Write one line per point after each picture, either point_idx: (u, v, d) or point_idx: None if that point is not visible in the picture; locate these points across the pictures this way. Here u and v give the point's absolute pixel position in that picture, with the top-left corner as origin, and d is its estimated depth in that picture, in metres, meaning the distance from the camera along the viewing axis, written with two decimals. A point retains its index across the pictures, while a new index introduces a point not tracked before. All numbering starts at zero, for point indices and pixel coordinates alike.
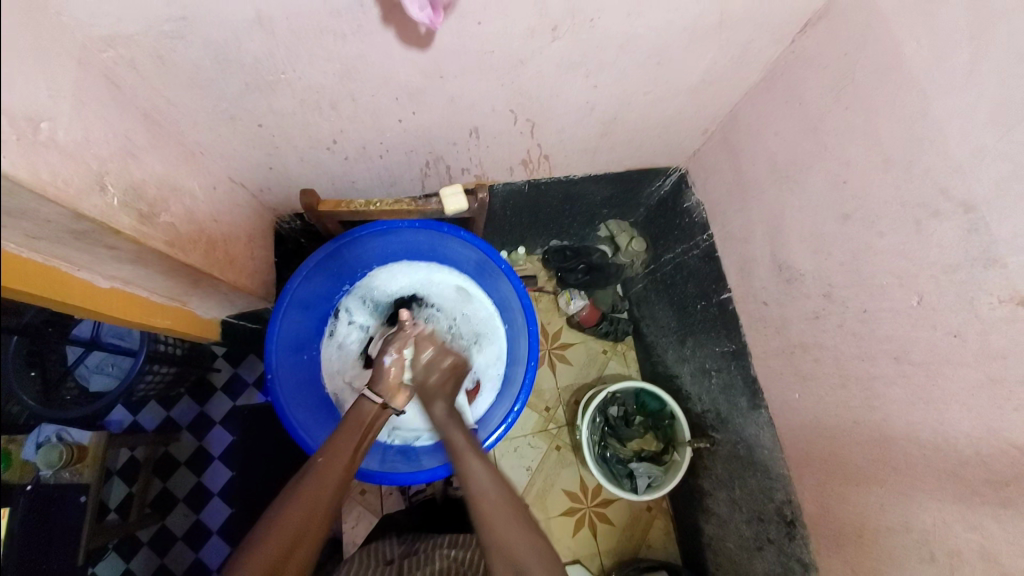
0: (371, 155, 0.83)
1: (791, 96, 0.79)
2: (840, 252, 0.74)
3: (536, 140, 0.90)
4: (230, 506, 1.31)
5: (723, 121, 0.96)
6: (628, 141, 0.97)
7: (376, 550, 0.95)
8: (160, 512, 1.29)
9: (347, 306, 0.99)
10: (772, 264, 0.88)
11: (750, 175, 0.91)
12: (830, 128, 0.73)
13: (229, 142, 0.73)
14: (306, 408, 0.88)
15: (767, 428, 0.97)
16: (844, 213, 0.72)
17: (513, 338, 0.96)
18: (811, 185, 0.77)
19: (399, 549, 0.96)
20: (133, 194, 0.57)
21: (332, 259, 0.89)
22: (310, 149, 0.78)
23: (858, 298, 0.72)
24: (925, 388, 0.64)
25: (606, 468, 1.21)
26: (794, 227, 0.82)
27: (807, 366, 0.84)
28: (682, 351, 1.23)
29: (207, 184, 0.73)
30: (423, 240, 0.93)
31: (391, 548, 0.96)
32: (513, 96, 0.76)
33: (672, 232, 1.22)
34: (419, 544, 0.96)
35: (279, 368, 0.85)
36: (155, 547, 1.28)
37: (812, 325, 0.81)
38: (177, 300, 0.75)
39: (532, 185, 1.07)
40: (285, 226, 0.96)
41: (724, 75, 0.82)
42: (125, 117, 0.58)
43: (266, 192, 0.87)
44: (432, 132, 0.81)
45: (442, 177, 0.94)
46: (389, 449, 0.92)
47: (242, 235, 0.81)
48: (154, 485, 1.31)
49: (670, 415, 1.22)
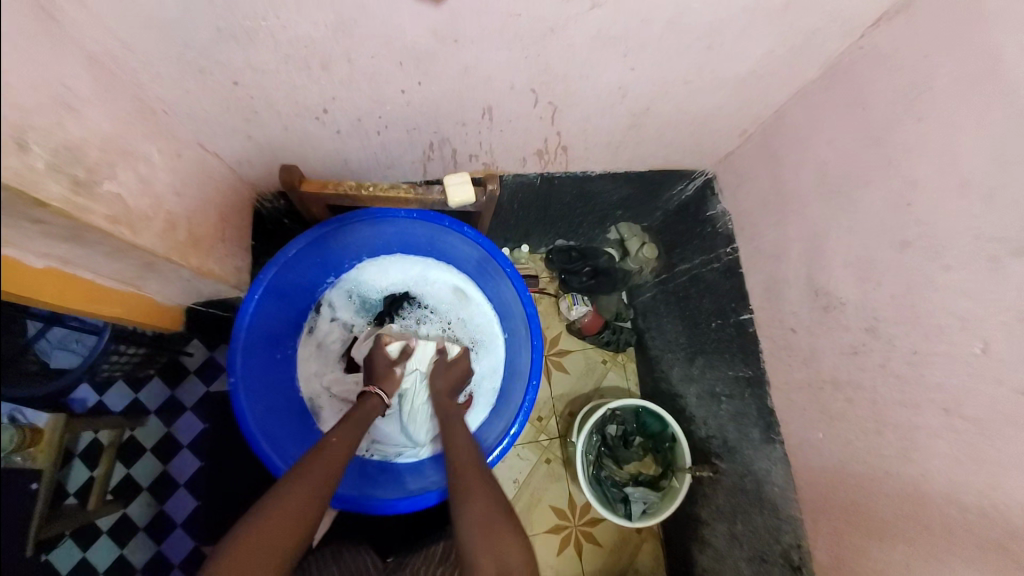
0: (368, 130, 0.72)
1: (854, 100, 0.70)
2: (893, 283, 0.65)
3: (555, 128, 0.79)
4: (195, 500, 1.21)
5: (766, 123, 0.87)
6: (657, 138, 0.88)
7: (357, 561, 0.84)
8: (123, 498, 1.17)
9: (330, 299, 0.90)
10: (808, 288, 0.79)
11: (792, 186, 0.81)
12: (899, 140, 0.64)
13: (199, 102, 0.62)
14: (272, 418, 0.77)
15: (780, 464, 0.89)
16: (905, 241, 0.63)
17: (514, 350, 0.87)
18: (867, 203, 0.68)
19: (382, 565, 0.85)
20: (66, 154, 0.46)
21: (315, 248, 0.78)
22: (295, 118, 0.68)
23: (908, 338, 0.63)
24: (977, 447, 0.56)
25: (600, 490, 1.12)
26: (838, 249, 0.73)
27: (837, 405, 0.76)
28: (690, 369, 1.15)
29: (168, 149, 0.62)
30: (420, 232, 0.83)
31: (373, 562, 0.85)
32: (536, 72, 0.65)
33: (691, 241, 1.12)
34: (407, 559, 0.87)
35: (245, 368, 0.74)
36: (115, 536, 1.16)
37: (848, 360, 0.73)
38: (132, 285, 0.65)
39: (545, 178, 0.97)
40: (266, 205, 0.85)
41: (777, 70, 0.73)
42: (61, 57, 0.47)
43: (245, 164, 0.76)
44: (439, 109, 0.70)
45: (447, 162, 0.83)
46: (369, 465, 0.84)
47: (212, 211, 0.71)
48: (117, 471, 1.18)
49: (671, 438, 1.13)
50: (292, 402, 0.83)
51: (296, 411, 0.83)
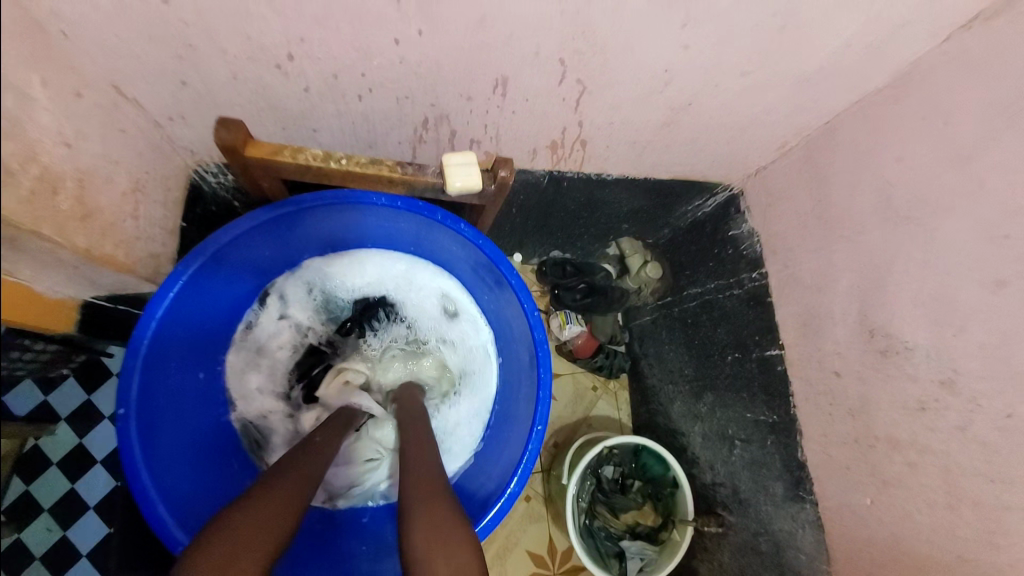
0: (345, 92, 0.56)
1: (932, 111, 0.59)
2: (981, 330, 0.54)
3: (578, 115, 0.66)
4: (109, 530, 0.96)
5: (812, 135, 0.76)
6: (690, 142, 0.75)
7: None
8: (18, 523, 0.91)
9: (283, 290, 0.72)
10: (857, 326, 0.68)
11: (841, 208, 0.70)
12: (997, 158, 0.53)
13: (111, 24, 0.46)
14: (173, 456, 0.59)
15: (809, 528, 0.76)
16: (1003, 280, 0.52)
17: (510, 380, 0.72)
18: (945, 232, 0.57)
19: None
20: None
21: (266, 237, 0.62)
22: (248, 64, 0.51)
23: (1003, 399, 0.52)
24: None
25: (591, 543, 0.97)
26: (902, 284, 0.62)
27: (893, 469, 0.64)
28: (696, 406, 1.02)
29: (60, 84, 0.45)
30: (405, 228, 0.67)
31: None
32: (569, 37, 0.52)
33: (704, 262, 1.00)
34: None
35: (145, 396, 0.56)
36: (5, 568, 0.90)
37: (910, 418, 0.61)
38: (5, 276, 0.42)
39: (553, 178, 0.83)
40: (207, 179, 0.67)
41: (844, 72, 0.62)
42: None
43: (179, 120, 0.58)
44: (440, 72, 0.55)
45: (442, 146, 0.68)
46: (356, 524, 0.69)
47: (123, 177, 0.53)
48: (12, 485, 0.91)
49: (674, 483, 0.99)
50: (208, 435, 0.65)
51: (216, 452, 0.65)
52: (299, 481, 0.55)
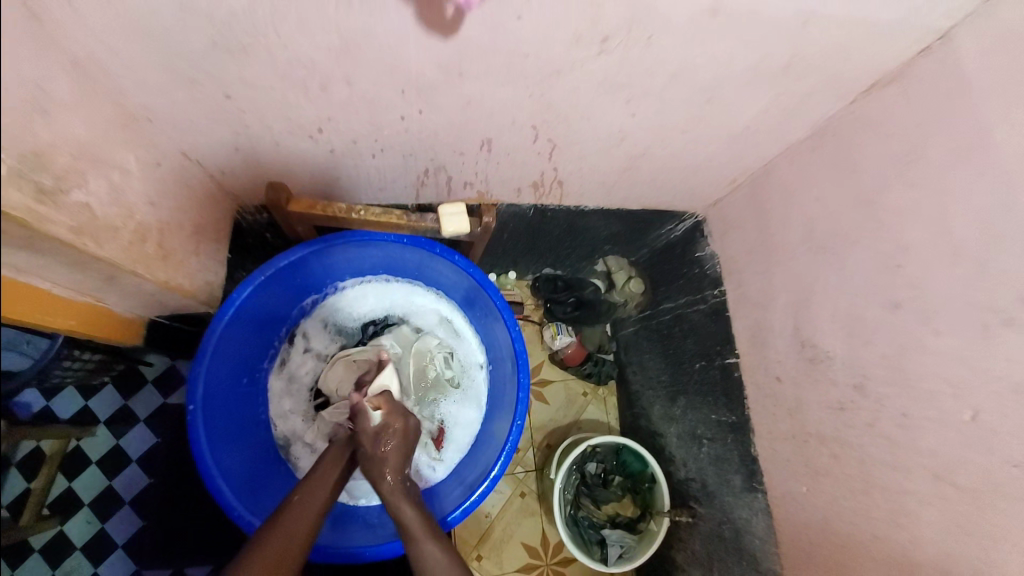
0: (362, 152, 0.70)
1: (842, 161, 0.71)
2: (880, 342, 0.65)
3: (552, 163, 0.79)
4: (142, 522, 1.10)
5: (755, 174, 0.88)
6: (651, 180, 0.88)
7: None
8: (60, 515, 1.04)
9: (305, 330, 0.86)
10: (794, 339, 0.79)
11: (779, 237, 0.83)
12: (885, 204, 0.65)
13: (185, 111, 0.60)
14: (229, 445, 0.72)
15: (762, 515, 0.87)
16: (893, 302, 0.64)
17: (496, 385, 0.85)
18: (854, 261, 0.69)
19: None
20: (30, 161, 0.42)
21: (292, 269, 0.75)
22: (287, 135, 0.65)
23: (897, 399, 0.63)
24: (966, 517, 0.55)
25: (576, 532, 1.09)
26: (825, 304, 0.74)
27: (822, 461, 0.75)
28: (671, 409, 1.13)
29: (147, 158, 0.59)
30: (408, 258, 0.80)
31: None
32: (537, 110, 0.65)
33: (677, 280, 1.13)
34: None
35: (207, 397, 0.69)
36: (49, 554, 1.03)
37: (833, 416, 0.72)
38: (88, 296, 0.60)
39: (538, 210, 0.96)
40: (247, 218, 0.82)
41: (770, 126, 0.75)
42: (36, 56, 0.44)
43: (229, 175, 0.73)
44: (436, 136, 0.69)
45: (441, 188, 0.82)
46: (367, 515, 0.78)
47: (187, 222, 0.67)
48: (58, 484, 1.04)
49: (651, 479, 1.11)
50: (253, 431, 0.78)
51: (258, 445, 0.78)
52: (297, 527, 0.60)
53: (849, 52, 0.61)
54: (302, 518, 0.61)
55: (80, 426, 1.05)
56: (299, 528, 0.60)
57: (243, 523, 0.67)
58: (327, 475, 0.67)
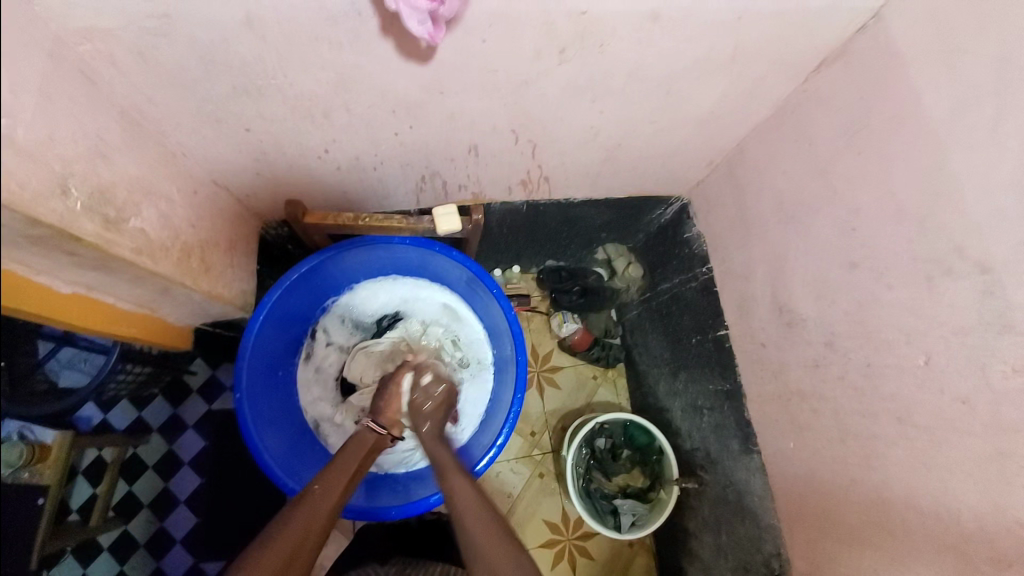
0: (364, 167, 0.80)
1: (802, 136, 0.77)
2: (845, 301, 0.71)
3: (536, 161, 0.87)
4: (195, 518, 1.22)
5: (729, 154, 0.94)
6: (631, 169, 0.95)
7: None
8: (124, 515, 1.17)
9: (325, 326, 0.95)
10: (773, 306, 0.85)
11: (754, 212, 0.88)
12: (840, 172, 0.70)
13: (214, 146, 0.70)
14: (272, 425, 0.83)
15: (758, 474, 0.93)
16: (852, 262, 0.69)
17: (500, 363, 0.93)
18: (818, 228, 0.74)
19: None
20: (99, 198, 0.53)
21: (312, 273, 0.85)
22: (299, 158, 0.75)
23: (862, 351, 0.68)
24: (927, 453, 0.60)
25: (590, 503, 1.16)
26: (798, 270, 0.79)
27: (805, 416, 0.80)
28: (674, 384, 1.18)
29: (186, 188, 0.70)
30: (412, 257, 0.90)
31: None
32: (513, 115, 0.73)
33: (670, 261, 1.19)
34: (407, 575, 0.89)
35: (250, 385, 0.80)
36: (115, 551, 1.15)
37: (812, 374, 0.78)
38: (146, 308, 0.71)
39: (530, 206, 1.04)
40: (271, 233, 0.92)
41: (735, 109, 0.81)
42: (97, 114, 0.54)
43: (253, 198, 0.83)
44: (428, 146, 0.77)
45: (438, 192, 0.90)
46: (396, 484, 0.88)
47: (221, 240, 0.78)
48: (120, 486, 1.18)
49: (659, 450, 1.18)
50: (292, 413, 0.89)
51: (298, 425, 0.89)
52: (320, 506, 0.68)
53: (790, 38, 0.67)
54: (325, 497, 0.69)
55: (136, 435, 1.19)
56: (322, 507, 0.68)
57: (287, 489, 0.78)
58: (349, 461, 0.75)
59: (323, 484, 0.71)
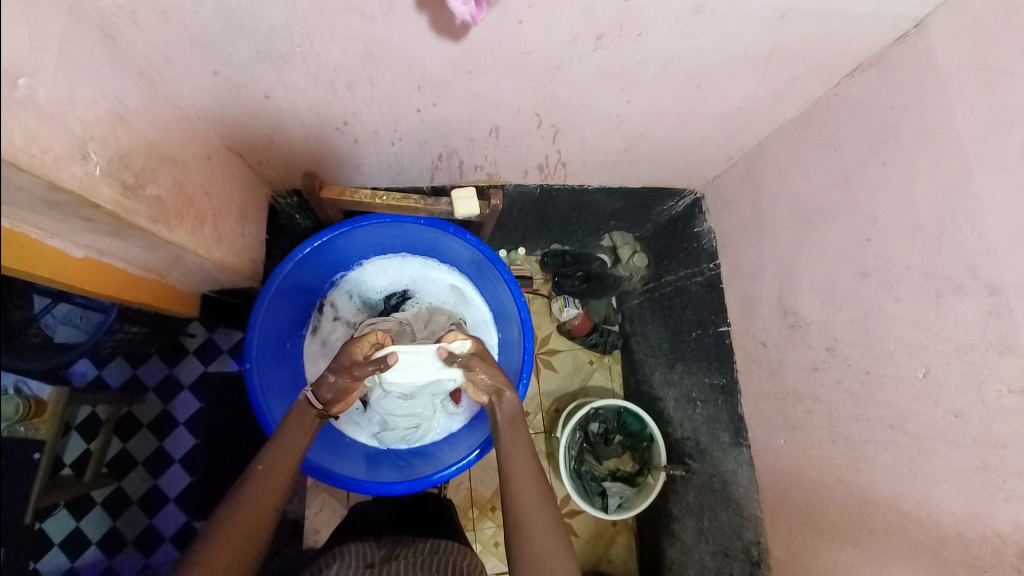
0: (382, 141, 0.78)
1: (827, 140, 0.76)
2: (851, 308, 0.72)
3: (556, 146, 0.86)
4: (189, 478, 1.23)
5: (750, 152, 0.94)
6: (650, 160, 0.95)
7: (357, 549, 0.87)
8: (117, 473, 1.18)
9: (334, 301, 0.96)
10: (778, 307, 0.87)
11: (769, 213, 0.89)
12: (863, 182, 0.70)
13: (231, 111, 0.68)
14: (279, 395, 0.84)
15: (746, 467, 0.96)
16: (863, 272, 0.70)
17: (505, 348, 0.95)
18: (832, 234, 0.75)
19: (379, 553, 0.88)
20: (118, 162, 0.51)
21: (324, 248, 0.84)
22: (317, 128, 0.73)
23: (862, 359, 0.70)
24: (916, 460, 0.63)
25: (580, 484, 1.20)
26: (807, 274, 0.80)
27: (799, 416, 0.83)
28: (670, 374, 1.20)
29: (201, 153, 0.67)
30: (424, 237, 0.90)
31: (372, 550, 0.89)
32: (541, 99, 0.71)
33: (678, 254, 1.18)
34: (399, 549, 0.90)
35: (259, 354, 0.80)
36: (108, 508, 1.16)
37: (810, 376, 0.80)
38: (154, 273, 0.71)
39: (544, 190, 1.02)
40: (280, 201, 0.90)
41: (762, 107, 0.80)
42: (114, 73, 0.52)
43: (265, 165, 0.81)
44: (449, 125, 0.76)
45: (453, 171, 0.89)
46: (397, 459, 0.91)
47: (233, 208, 0.76)
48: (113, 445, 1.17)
49: (649, 438, 1.22)
50: (298, 385, 0.90)
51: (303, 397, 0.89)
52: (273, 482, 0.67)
53: (831, 38, 0.66)
54: (277, 480, 0.68)
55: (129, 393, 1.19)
56: (273, 490, 0.67)
57: None
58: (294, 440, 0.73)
59: (270, 464, 0.69)
